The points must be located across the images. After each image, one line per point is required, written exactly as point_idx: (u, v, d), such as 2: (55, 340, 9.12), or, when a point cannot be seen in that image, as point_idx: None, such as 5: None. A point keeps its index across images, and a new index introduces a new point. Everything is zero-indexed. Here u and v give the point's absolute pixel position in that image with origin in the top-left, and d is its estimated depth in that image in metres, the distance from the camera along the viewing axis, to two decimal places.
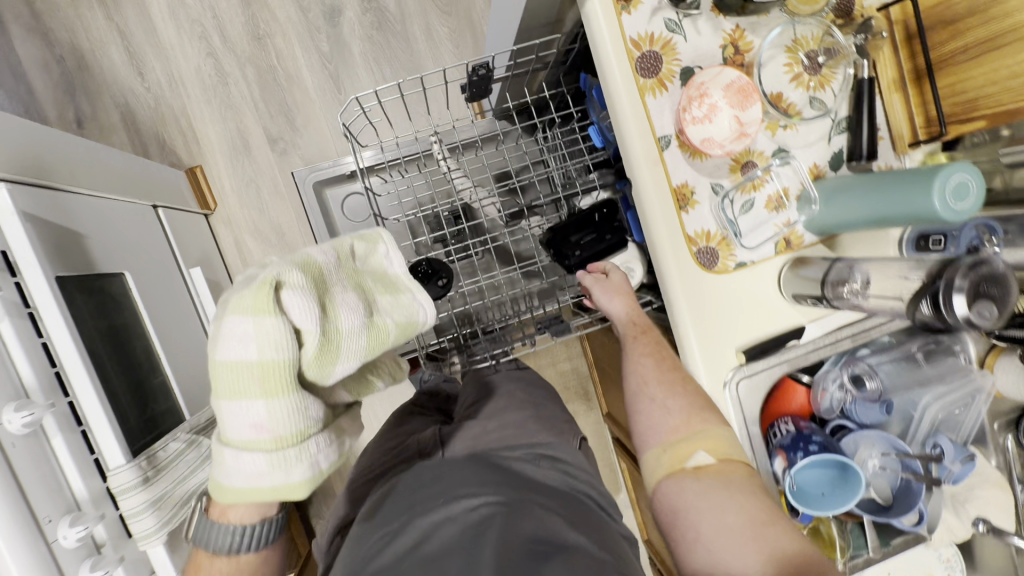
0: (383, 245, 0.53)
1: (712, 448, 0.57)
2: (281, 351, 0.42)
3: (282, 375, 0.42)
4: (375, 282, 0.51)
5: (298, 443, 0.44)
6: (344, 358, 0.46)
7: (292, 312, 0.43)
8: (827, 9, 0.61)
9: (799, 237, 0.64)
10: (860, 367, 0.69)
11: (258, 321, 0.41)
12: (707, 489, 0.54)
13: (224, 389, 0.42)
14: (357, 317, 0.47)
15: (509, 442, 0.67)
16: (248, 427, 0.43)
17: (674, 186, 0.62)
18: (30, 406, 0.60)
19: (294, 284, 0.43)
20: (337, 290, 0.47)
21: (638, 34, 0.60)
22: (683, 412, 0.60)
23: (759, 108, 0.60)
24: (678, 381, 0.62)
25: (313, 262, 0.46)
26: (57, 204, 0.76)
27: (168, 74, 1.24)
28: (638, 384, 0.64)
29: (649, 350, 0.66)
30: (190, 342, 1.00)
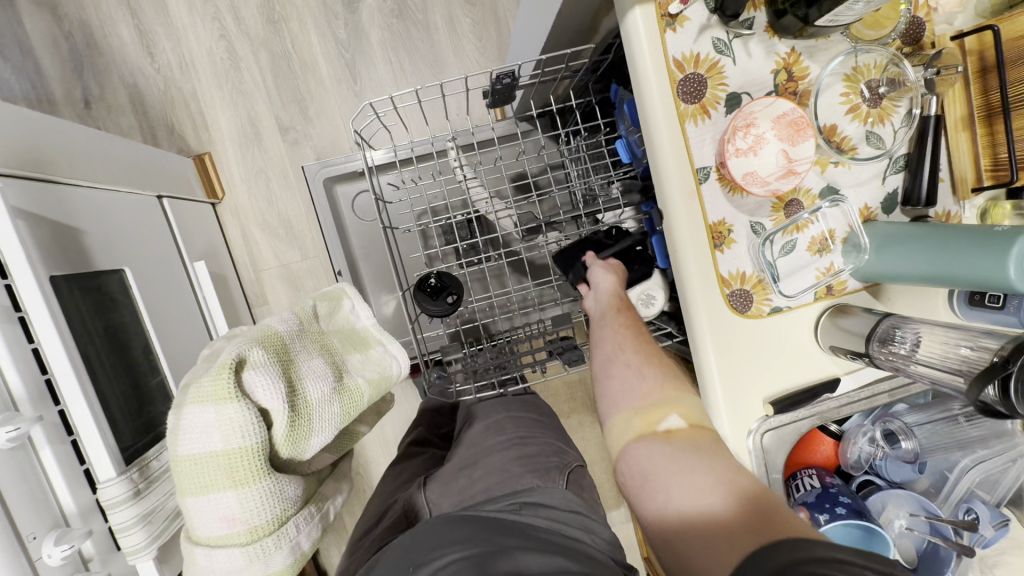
0: (345, 303, 0.69)
1: (685, 413, 0.50)
2: (246, 437, 0.54)
3: (246, 467, 0.54)
4: (341, 342, 0.66)
5: (273, 531, 0.57)
6: (318, 429, 0.59)
7: (254, 392, 0.55)
8: (894, 34, 0.55)
9: (841, 284, 0.59)
10: (895, 424, 0.66)
11: (221, 410, 0.53)
12: (675, 450, 0.46)
13: (192, 489, 0.54)
14: (325, 385, 0.60)
15: (493, 493, 0.65)
16: (220, 522, 0.55)
17: (710, 222, 0.57)
18: (16, 420, 0.57)
19: (252, 370, 0.55)
20: (304, 358, 0.61)
21: (682, 54, 0.55)
22: (658, 380, 0.54)
23: (812, 144, 0.53)
24: (656, 353, 0.57)
25: (275, 335, 0.59)
26: (55, 198, 0.73)
27: (179, 55, 1.19)
28: (610, 354, 0.59)
29: (627, 325, 0.63)
30: (191, 339, 0.97)
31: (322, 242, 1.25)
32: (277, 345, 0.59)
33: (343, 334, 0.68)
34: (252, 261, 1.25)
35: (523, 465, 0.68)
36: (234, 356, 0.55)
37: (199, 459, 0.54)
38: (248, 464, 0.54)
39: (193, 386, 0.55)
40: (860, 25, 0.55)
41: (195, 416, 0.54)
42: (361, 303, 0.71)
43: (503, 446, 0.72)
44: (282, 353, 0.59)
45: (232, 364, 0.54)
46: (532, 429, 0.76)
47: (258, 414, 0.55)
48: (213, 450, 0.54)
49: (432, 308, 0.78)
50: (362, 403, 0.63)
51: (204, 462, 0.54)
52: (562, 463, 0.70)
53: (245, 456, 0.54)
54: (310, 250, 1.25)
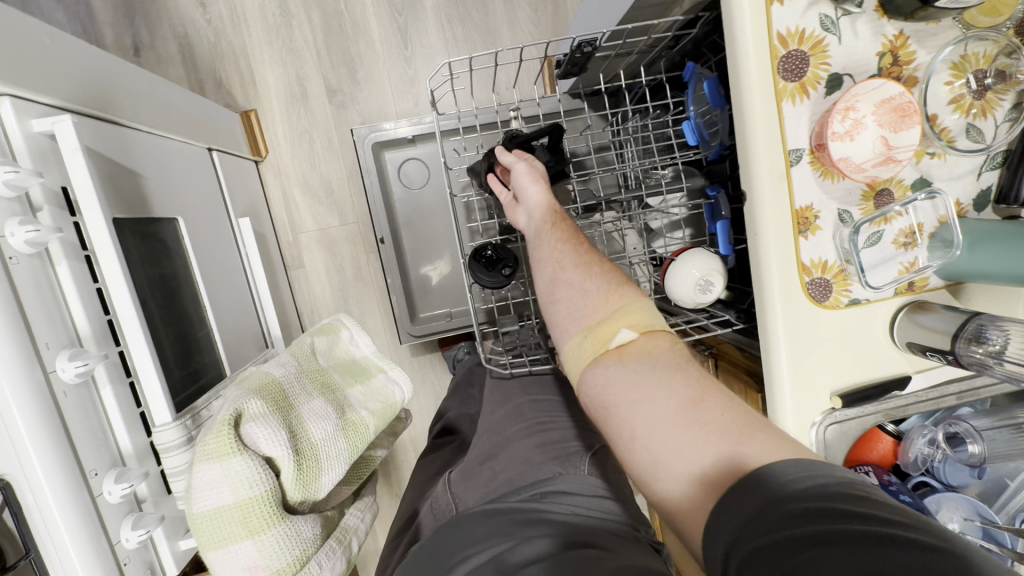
0: (343, 333, 0.80)
1: (633, 323, 0.46)
2: (255, 486, 0.57)
3: (260, 515, 0.57)
4: (339, 376, 0.74)
5: (299, 569, 0.60)
6: (327, 467, 0.64)
7: (257, 443, 0.59)
8: (1009, 23, 0.53)
9: (923, 281, 0.58)
10: (959, 426, 0.64)
11: (226, 464, 0.56)
12: (632, 372, 0.43)
13: (214, 542, 0.57)
14: (326, 425, 0.65)
15: (515, 483, 0.63)
16: (244, 567, 0.58)
17: (797, 208, 0.56)
18: (85, 356, 0.57)
19: (249, 424, 0.59)
20: (305, 401, 0.67)
21: (787, 28, 0.53)
22: (602, 294, 0.50)
23: (916, 132, 0.52)
24: (597, 264, 0.54)
25: (272, 384, 0.65)
26: (117, 138, 0.72)
27: (231, 8, 1.17)
28: (552, 273, 0.55)
29: (562, 236, 0.58)
30: (235, 297, 0.97)
31: (363, 209, 1.24)
32: (275, 394, 0.64)
33: (339, 364, 0.77)
34: (291, 223, 1.24)
35: (543, 452, 0.66)
36: (232, 412, 0.59)
37: (213, 514, 0.57)
38: (260, 513, 0.57)
39: (197, 445, 0.57)
40: (974, 10, 0.52)
41: (203, 474, 0.56)
42: (357, 334, 0.81)
43: (525, 433, 0.69)
44: (280, 401, 0.64)
45: (231, 420, 0.58)
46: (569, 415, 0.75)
47: (264, 463, 0.58)
48: (225, 504, 0.56)
49: (487, 279, 0.76)
50: (364, 438, 0.69)
51: (218, 516, 0.57)
52: (583, 447, 0.67)
53: (257, 505, 0.57)
54: (350, 217, 1.25)
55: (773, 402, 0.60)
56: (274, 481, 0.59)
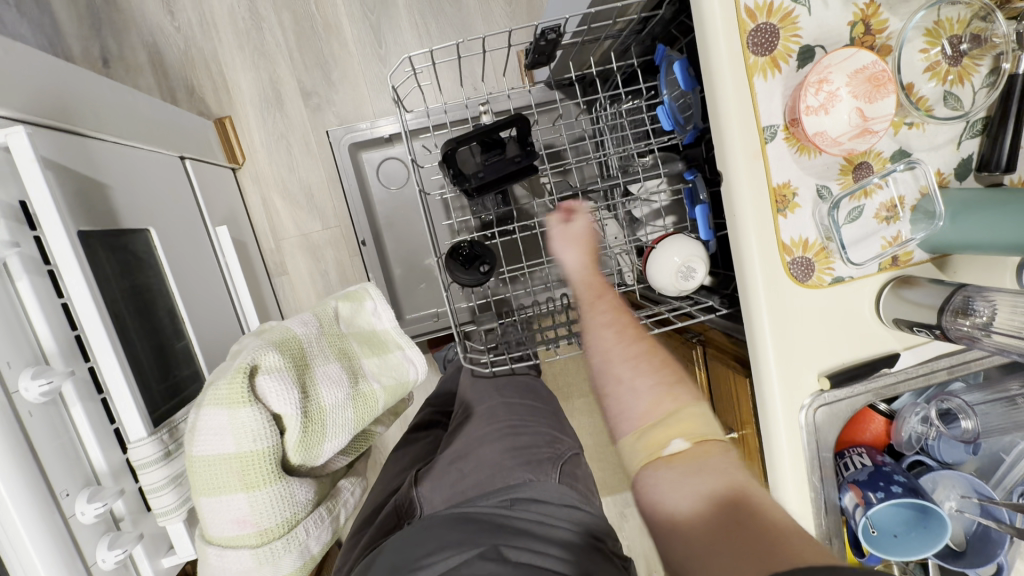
0: (370, 304, 0.74)
1: (686, 432, 0.48)
2: (258, 440, 0.55)
3: (258, 468, 0.56)
4: (358, 347, 0.69)
5: (286, 532, 0.58)
6: (332, 434, 0.61)
7: (267, 397, 0.57)
8: None
9: (907, 255, 0.56)
10: (951, 402, 0.62)
11: (234, 412, 0.55)
12: (680, 473, 0.45)
13: (208, 488, 0.56)
14: (338, 392, 0.62)
15: (484, 487, 0.61)
16: (233, 521, 0.56)
17: (774, 185, 0.54)
18: (49, 373, 0.55)
19: (268, 374, 0.57)
20: (320, 363, 0.63)
21: (754, 2, 0.51)
22: (652, 393, 0.52)
23: (891, 100, 0.50)
24: (647, 357, 0.55)
25: (290, 340, 0.62)
26: (80, 149, 0.70)
27: (200, 13, 1.15)
28: (600, 360, 0.57)
29: (608, 320, 0.60)
30: (213, 307, 0.95)
31: (344, 211, 1.23)
32: (293, 350, 0.61)
33: (356, 333, 0.72)
34: (272, 229, 1.22)
35: (514, 457, 0.63)
36: (249, 362, 0.57)
37: (212, 461, 0.55)
38: (259, 468, 0.56)
39: (210, 388, 0.56)
40: None
41: (210, 417, 0.55)
42: (382, 307, 0.76)
43: (496, 436, 0.66)
44: (298, 356, 0.61)
45: (247, 370, 0.56)
46: (549, 418, 0.73)
47: (270, 419, 0.57)
48: (226, 452, 0.55)
49: (464, 277, 0.75)
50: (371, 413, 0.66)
51: (216, 464, 0.55)
52: (555, 455, 0.65)
53: (257, 461, 0.55)
54: (331, 219, 1.23)
55: (759, 384, 0.59)
56: (284, 433, 0.58)
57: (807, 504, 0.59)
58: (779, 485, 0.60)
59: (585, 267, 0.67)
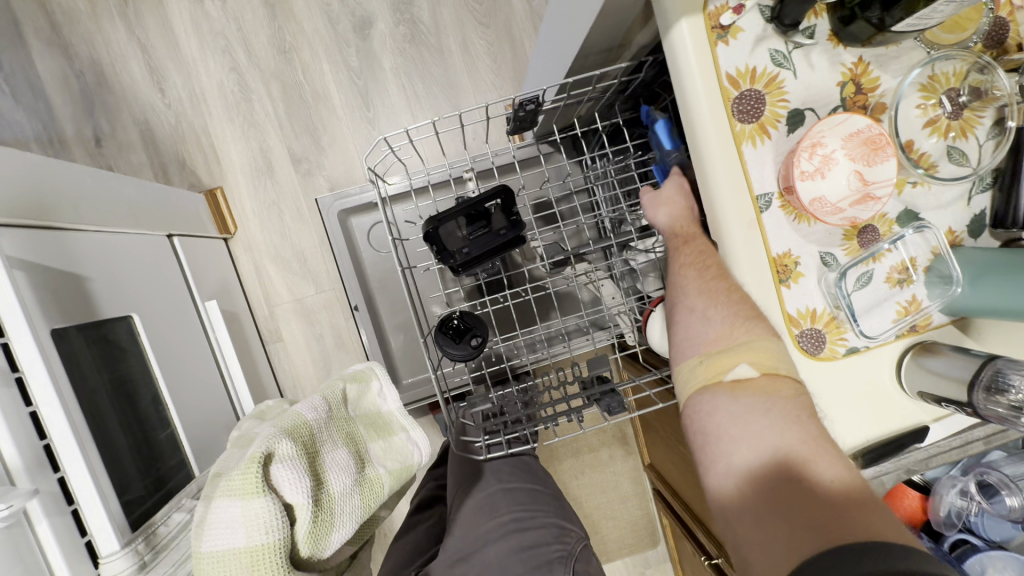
0: (375, 383, 0.61)
1: (757, 362, 0.45)
2: (270, 533, 0.46)
3: (271, 564, 0.46)
4: (366, 429, 0.57)
5: None
6: (340, 524, 0.50)
7: (281, 487, 0.48)
8: (975, 37, 0.49)
9: (926, 319, 0.52)
10: (992, 475, 0.57)
11: (246, 504, 0.46)
12: (743, 408, 0.43)
13: None
14: (347, 478, 0.52)
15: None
16: None
17: (773, 255, 0.51)
18: (9, 497, 0.51)
19: (285, 458, 0.48)
20: (328, 448, 0.53)
21: (736, 68, 0.49)
22: (727, 321, 0.47)
23: (891, 164, 0.47)
24: (726, 290, 0.49)
25: (302, 423, 0.52)
26: (57, 245, 0.68)
27: (190, 90, 1.17)
28: (676, 293, 0.52)
29: (690, 261, 0.53)
30: (204, 390, 0.92)
31: (338, 275, 1.21)
32: (305, 435, 0.51)
33: (366, 416, 0.59)
34: (266, 297, 1.20)
35: (524, 563, 0.60)
36: (263, 449, 0.48)
37: (222, 557, 0.46)
38: (271, 565, 0.46)
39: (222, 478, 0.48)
40: (935, 29, 0.49)
41: (220, 510, 0.47)
42: (390, 386, 0.62)
43: (498, 534, 0.63)
44: (309, 445, 0.51)
45: (261, 458, 0.47)
46: (549, 504, 0.68)
47: (283, 511, 0.47)
48: (237, 548, 0.46)
49: (455, 352, 0.71)
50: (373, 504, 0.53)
51: (226, 561, 0.46)
52: (566, 552, 0.62)
53: (268, 557, 0.46)
54: (325, 284, 1.21)
55: None
56: (301, 516, 0.48)
57: None
58: None
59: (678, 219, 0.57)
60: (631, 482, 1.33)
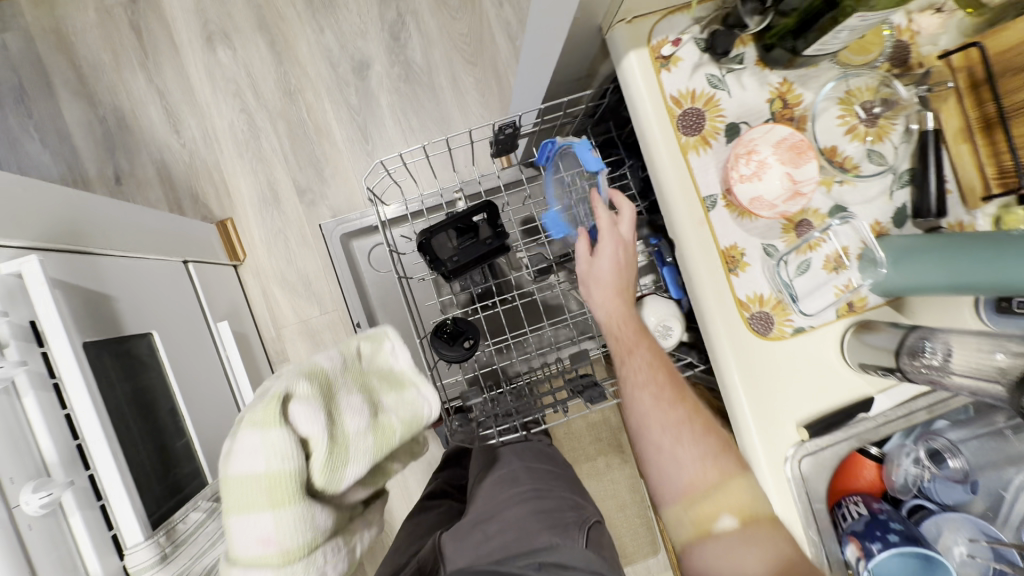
0: (388, 343, 0.60)
1: (733, 507, 0.53)
2: (287, 460, 0.47)
3: (289, 487, 0.46)
4: (379, 381, 0.57)
5: (306, 556, 0.47)
6: (354, 460, 0.50)
7: (297, 419, 0.49)
8: (881, 58, 0.58)
9: (863, 300, 0.58)
10: (938, 441, 0.62)
11: (265, 433, 0.47)
12: (736, 552, 0.51)
13: (236, 505, 0.47)
14: (361, 419, 0.52)
15: (510, 551, 0.57)
16: (256, 541, 0.46)
17: (722, 248, 0.58)
18: (49, 486, 0.57)
19: (304, 395, 0.50)
20: (343, 392, 0.53)
21: (679, 91, 0.58)
22: (696, 464, 0.55)
23: (814, 164, 0.55)
24: (689, 426, 0.57)
25: (319, 369, 0.53)
26: (89, 267, 0.76)
27: (203, 130, 1.27)
28: (641, 427, 0.58)
29: (646, 379, 0.59)
30: (215, 403, 0.97)
31: (341, 296, 1.28)
32: (322, 378, 0.53)
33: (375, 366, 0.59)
34: (274, 319, 1.27)
35: (540, 521, 0.60)
36: (283, 387, 0.50)
37: (244, 481, 0.47)
38: (289, 488, 0.47)
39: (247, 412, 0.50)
40: (846, 52, 0.57)
41: (244, 440, 0.48)
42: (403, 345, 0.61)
43: (516, 500, 0.64)
44: (325, 386, 0.52)
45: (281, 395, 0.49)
46: (559, 484, 0.70)
47: (298, 442, 0.48)
48: (257, 473, 0.47)
49: (449, 353, 0.78)
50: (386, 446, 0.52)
51: (247, 485, 0.47)
52: (581, 519, 0.62)
53: (285, 482, 0.46)
54: (329, 305, 1.28)
55: (741, 438, 0.60)
56: (319, 451, 0.48)
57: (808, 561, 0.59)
58: None
59: (615, 312, 0.65)
60: (629, 490, 1.36)
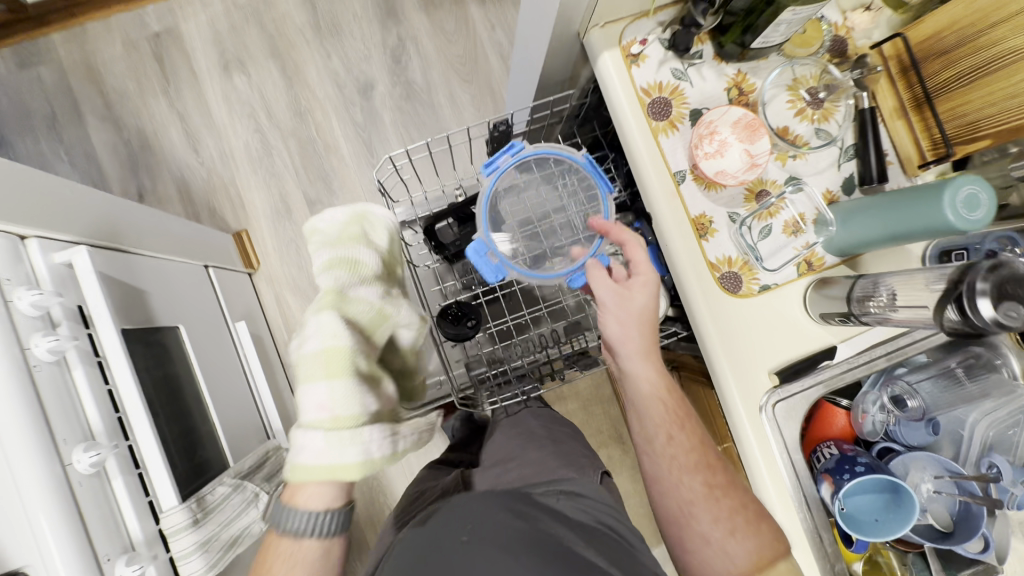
0: (320, 219, 0.67)
1: None
2: (341, 336, 0.59)
3: (341, 359, 0.58)
4: (350, 234, 0.67)
5: (352, 426, 0.55)
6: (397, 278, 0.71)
7: (363, 296, 0.64)
8: (822, 49, 0.67)
9: (820, 259, 0.66)
10: (898, 386, 0.70)
11: (321, 320, 0.60)
12: None
13: (303, 375, 0.58)
14: (379, 259, 0.67)
15: (530, 480, 0.64)
16: (315, 407, 0.56)
17: (693, 217, 0.66)
18: (97, 447, 0.64)
19: (349, 281, 0.64)
20: (357, 255, 0.65)
21: (648, 83, 0.66)
22: (745, 550, 0.59)
23: (766, 140, 0.64)
24: (737, 512, 0.61)
25: (326, 263, 0.65)
26: (126, 263, 0.84)
27: (220, 149, 1.37)
28: (688, 511, 0.62)
29: (693, 462, 0.64)
30: (234, 396, 1.03)
31: None
32: (340, 263, 0.64)
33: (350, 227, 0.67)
34: (286, 323, 1.34)
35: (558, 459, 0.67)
36: (333, 291, 0.63)
37: (307, 359, 0.58)
38: (342, 359, 0.58)
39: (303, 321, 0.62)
40: (790, 46, 0.66)
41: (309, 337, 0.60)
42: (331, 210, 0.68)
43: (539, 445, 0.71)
44: (349, 264, 0.64)
45: (336, 296, 0.62)
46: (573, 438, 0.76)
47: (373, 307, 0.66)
48: (315, 351, 0.58)
49: (454, 332, 0.85)
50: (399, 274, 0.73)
51: (308, 361, 0.58)
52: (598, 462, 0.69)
53: (339, 354, 0.58)
54: None
55: (720, 388, 0.66)
56: (390, 311, 0.67)
57: (788, 499, 0.64)
58: (761, 486, 0.66)
59: (656, 389, 0.67)
60: (632, 482, 1.40)
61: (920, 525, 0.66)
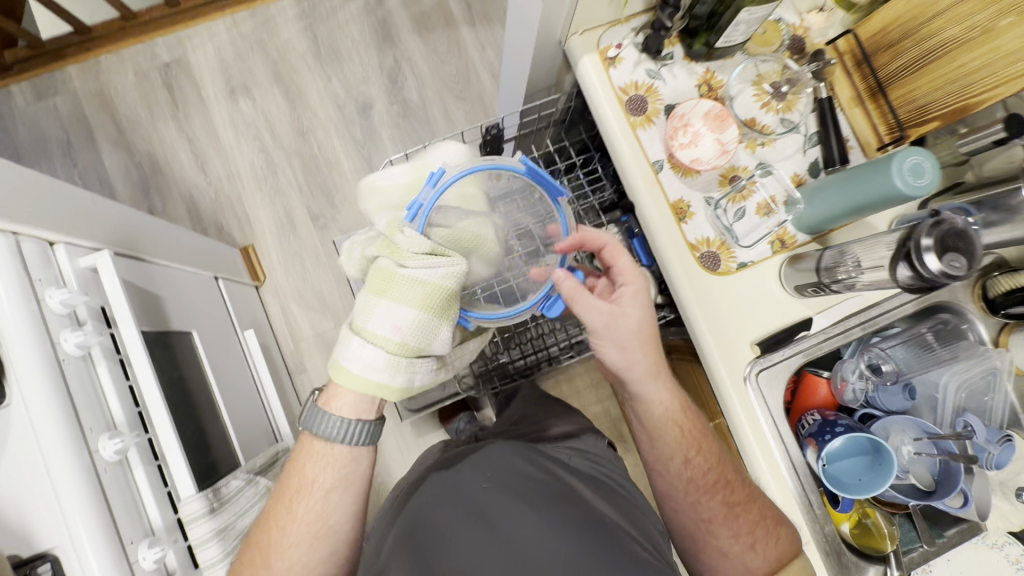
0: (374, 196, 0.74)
1: None
2: (451, 278, 0.59)
3: (441, 300, 0.59)
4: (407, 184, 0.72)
5: (412, 355, 0.59)
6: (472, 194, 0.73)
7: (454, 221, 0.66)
8: (782, 47, 0.73)
9: (792, 236, 0.71)
10: (874, 353, 0.74)
11: (432, 256, 0.59)
12: None
13: (388, 291, 0.58)
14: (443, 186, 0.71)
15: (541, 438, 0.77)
16: (389, 325, 0.58)
17: (672, 202, 0.71)
18: (121, 436, 0.67)
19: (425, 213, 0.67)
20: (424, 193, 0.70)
21: (625, 82, 0.72)
22: (761, 559, 0.64)
23: (734, 129, 0.70)
24: (752, 525, 0.64)
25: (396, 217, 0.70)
26: (144, 270, 0.89)
27: (227, 169, 1.43)
28: (707, 529, 0.66)
29: (709, 482, 0.66)
30: (244, 400, 1.07)
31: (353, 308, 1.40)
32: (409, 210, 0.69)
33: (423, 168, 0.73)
34: (292, 333, 1.39)
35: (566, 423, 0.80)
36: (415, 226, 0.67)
37: (406, 278, 0.58)
38: (442, 300, 0.59)
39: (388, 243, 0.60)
40: (753, 44, 0.73)
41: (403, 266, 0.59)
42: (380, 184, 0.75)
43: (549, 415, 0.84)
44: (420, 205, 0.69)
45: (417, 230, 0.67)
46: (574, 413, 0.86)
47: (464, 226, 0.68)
48: (418, 279, 0.58)
49: None
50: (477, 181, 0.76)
51: (403, 281, 0.58)
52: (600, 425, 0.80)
53: (440, 294, 0.59)
54: (342, 317, 1.40)
55: (705, 360, 0.70)
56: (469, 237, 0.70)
57: (777, 464, 0.68)
58: (750, 453, 0.69)
59: (667, 412, 0.68)
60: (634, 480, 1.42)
61: (902, 484, 0.70)
